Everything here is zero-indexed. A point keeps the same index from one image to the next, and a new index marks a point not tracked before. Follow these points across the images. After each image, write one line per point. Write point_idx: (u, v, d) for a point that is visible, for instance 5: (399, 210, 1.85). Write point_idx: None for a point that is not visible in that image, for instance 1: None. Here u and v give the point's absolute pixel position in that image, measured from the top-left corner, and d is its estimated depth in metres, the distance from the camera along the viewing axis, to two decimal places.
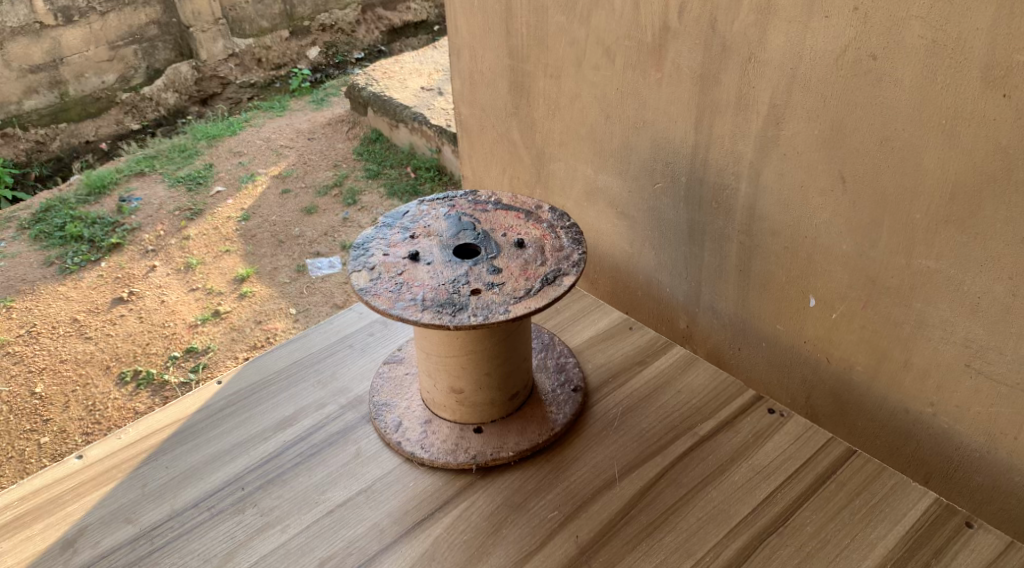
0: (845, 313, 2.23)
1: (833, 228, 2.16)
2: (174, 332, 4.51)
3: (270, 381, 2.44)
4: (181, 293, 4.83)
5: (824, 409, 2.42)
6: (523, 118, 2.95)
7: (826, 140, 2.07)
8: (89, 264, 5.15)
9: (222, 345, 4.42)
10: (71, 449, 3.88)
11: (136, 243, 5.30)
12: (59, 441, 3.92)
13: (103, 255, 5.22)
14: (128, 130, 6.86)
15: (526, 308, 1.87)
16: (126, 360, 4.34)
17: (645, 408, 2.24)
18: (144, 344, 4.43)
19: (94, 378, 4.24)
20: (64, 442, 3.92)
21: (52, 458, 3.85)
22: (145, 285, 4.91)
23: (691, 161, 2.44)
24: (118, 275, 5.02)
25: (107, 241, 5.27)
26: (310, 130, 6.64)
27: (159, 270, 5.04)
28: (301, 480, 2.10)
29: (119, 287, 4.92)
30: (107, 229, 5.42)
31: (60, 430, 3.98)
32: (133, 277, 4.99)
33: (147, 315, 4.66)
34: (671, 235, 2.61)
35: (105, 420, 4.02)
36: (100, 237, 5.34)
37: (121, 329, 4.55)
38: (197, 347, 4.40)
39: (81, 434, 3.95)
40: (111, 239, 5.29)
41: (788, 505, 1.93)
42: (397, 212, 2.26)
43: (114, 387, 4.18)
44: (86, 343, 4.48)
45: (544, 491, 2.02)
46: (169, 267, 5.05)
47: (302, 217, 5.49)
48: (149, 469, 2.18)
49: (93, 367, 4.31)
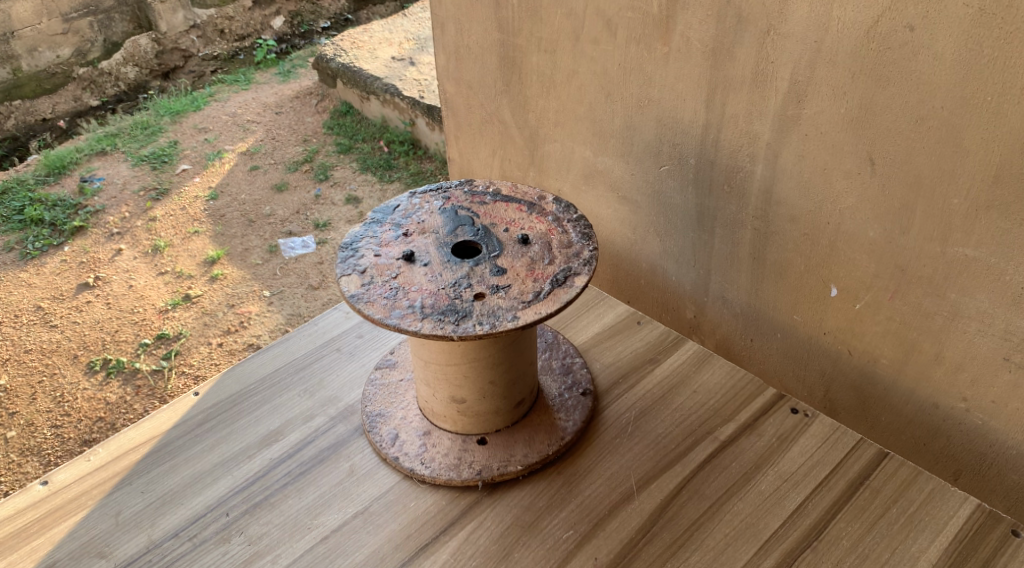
0: (870, 303, 2.09)
1: (858, 213, 2.01)
2: (143, 318, 4.27)
3: (253, 392, 2.24)
4: (150, 277, 4.58)
5: (844, 403, 2.29)
6: (515, 96, 2.75)
7: (854, 120, 1.91)
8: (52, 249, 4.88)
9: (195, 330, 4.20)
10: (40, 443, 3.65)
11: (100, 225, 5.02)
12: (27, 435, 3.70)
13: (66, 239, 4.94)
14: (87, 107, 6.52)
15: (536, 315, 1.71)
16: (95, 348, 4.10)
17: (659, 411, 2.08)
18: (113, 332, 4.19)
19: (62, 367, 4.01)
20: (32, 435, 3.70)
21: (21, 452, 3.63)
22: (111, 269, 4.65)
23: (701, 142, 2.26)
24: (83, 260, 4.75)
25: (70, 225, 4.99)
26: (278, 104, 6.34)
27: (125, 253, 4.78)
28: (291, 503, 1.93)
29: (84, 272, 4.66)
30: (69, 211, 5.13)
31: (28, 423, 3.75)
32: (99, 261, 4.73)
33: (115, 301, 4.41)
34: (678, 220, 2.45)
35: (74, 411, 3.79)
36: (62, 220, 5.05)
37: (88, 317, 4.31)
38: (168, 332, 4.17)
39: (50, 427, 3.73)
40: (74, 222, 5.01)
41: (820, 516, 1.80)
42: (387, 205, 2.06)
43: (83, 376, 3.95)
44: (51, 331, 4.24)
45: (557, 508, 1.87)
46: (136, 251, 4.79)
47: (273, 194, 5.23)
48: (123, 494, 1.99)
49: (59, 356, 4.08)
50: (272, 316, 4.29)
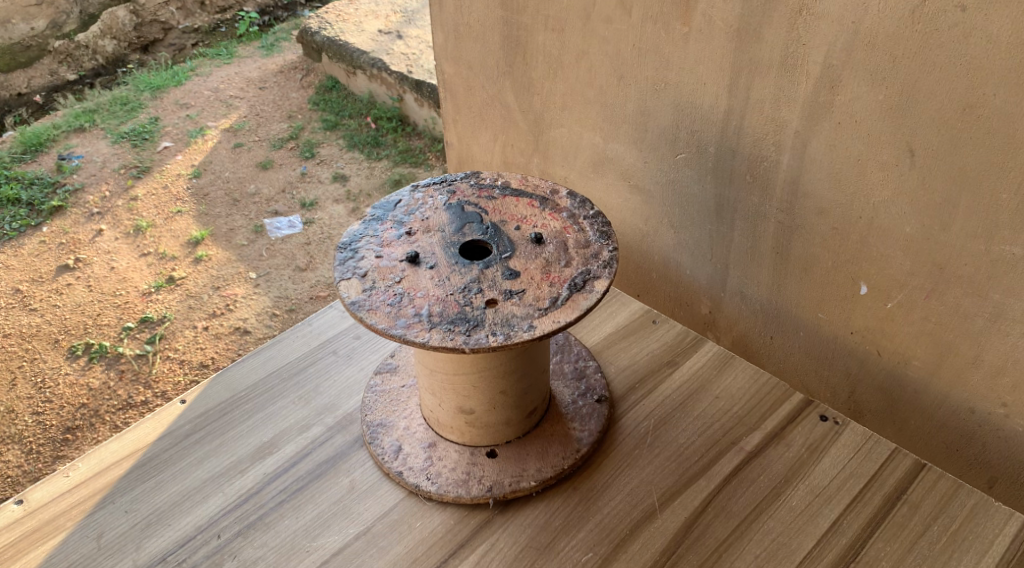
0: (903, 302, 1.97)
1: (894, 207, 1.88)
2: (126, 301, 4.09)
3: (244, 399, 2.09)
4: (132, 258, 4.39)
5: (870, 405, 2.17)
6: (518, 78, 2.58)
7: (894, 107, 1.77)
8: (30, 229, 4.67)
9: (179, 313, 4.01)
10: (20, 431, 3.48)
11: (80, 204, 4.81)
12: (7, 422, 3.52)
13: (44, 219, 4.73)
14: (64, 81, 6.27)
15: (554, 324, 1.57)
16: (76, 332, 3.93)
17: (680, 420, 1.95)
18: (95, 315, 4.01)
19: (42, 352, 3.83)
20: (12, 422, 3.52)
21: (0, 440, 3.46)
22: (92, 250, 4.46)
23: (722, 129, 2.11)
24: (62, 241, 4.55)
25: (48, 204, 4.78)
26: (261, 79, 6.09)
27: (106, 234, 4.58)
28: (287, 523, 1.79)
29: (64, 253, 4.46)
30: (47, 190, 4.91)
31: (7, 410, 3.58)
32: (79, 242, 4.53)
33: (96, 283, 4.22)
34: (695, 211, 2.30)
35: (56, 398, 3.61)
36: (40, 200, 4.83)
37: (69, 300, 4.13)
38: (152, 316, 3.98)
39: (31, 414, 3.55)
40: (52, 201, 4.80)
41: (857, 535, 1.69)
42: (387, 200, 1.90)
43: (64, 361, 3.77)
44: (30, 315, 4.06)
45: (575, 527, 1.74)
46: (117, 231, 4.58)
47: (258, 172, 5.03)
48: (104, 515, 1.84)
49: (39, 341, 3.90)
50: (259, 298, 4.11)
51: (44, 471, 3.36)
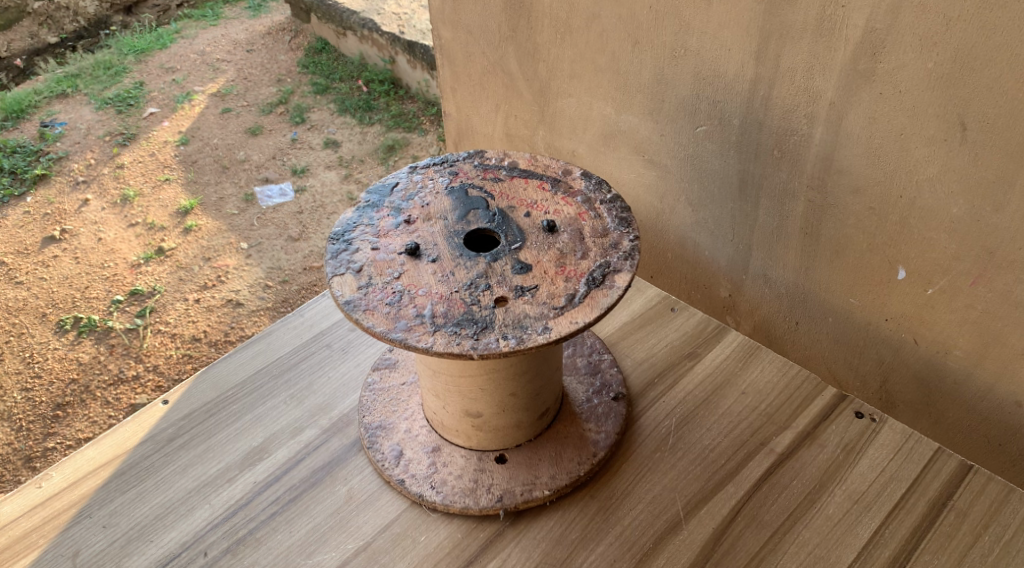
0: (945, 289, 1.81)
1: (940, 186, 1.71)
2: (114, 273, 3.89)
3: (231, 400, 1.94)
4: (120, 229, 4.18)
5: (904, 396, 2.02)
6: (522, 43, 2.38)
7: (945, 76, 1.59)
8: (14, 199, 4.46)
9: (170, 286, 3.82)
10: (9, 408, 3.31)
11: (64, 173, 4.59)
12: None
13: (28, 189, 4.52)
14: (45, 44, 5.98)
15: (572, 325, 1.40)
16: (65, 305, 3.74)
17: (703, 419, 1.81)
18: (83, 288, 3.82)
19: (30, 327, 3.66)
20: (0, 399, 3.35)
21: None
22: (78, 221, 4.25)
23: (748, 101, 1.93)
24: (47, 211, 4.34)
25: (31, 173, 4.56)
26: (248, 41, 5.82)
27: (92, 204, 4.36)
28: (280, 539, 1.65)
29: (49, 224, 4.25)
30: (30, 158, 4.69)
31: None
32: (64, 213, 4.32)
33: (83, 255, 4.02)
34: (716, 189, 2.12)
35: (46, 373, 3.43)
36: (23, 168, 4.61)
37: (56, 272, 3.94)
38: (141, 288, 3.78)
39: (20, 390, 3.38)
40: (36, 170, 4.58)
41: (901, 547, 1.56)
42: (383, 184, 1.73)
43: (53, 336, 3.59)
44: (16, 289, 3.87)
45: (594, 540, 1.60)
46: (103, 201, 4.37)
47: (247, 139, 4.80)
48: (81, 531, 1.69)
49: (27, 315, 3.72)
50: (251, 269, 3.91)
51: (35, 450, 3.20)
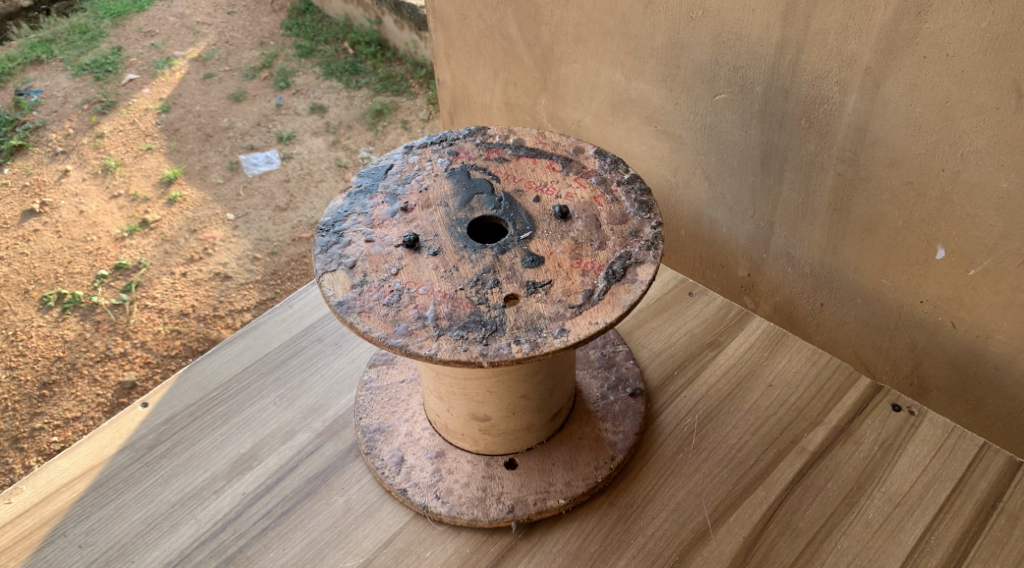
0: (990, 270, 1.66)
1: (990, 158, 1.55)
2: (98, 247, 3.70)
3: (216, 402, 1.79)
4: (102, 201, 3.97)
5: (938, 382, 1.88)
6: (522, 4, 2.19)
7: (1001, 37, 1.43)
8: None
9: (156, 259, 3.63)
10: None
11: (42, 143, 4.37)
12: None
13: (4, 160, 4.29)
14: (16, 7, 5.55)
15: (592, 326, 1.25)
16: (47, 281, 3.55)
17: (728, 416, 1.67)
18: (65, 263, 3.63)
19: (12, 304, 3.47)
20: None
21: None
22: (58, 193, 4.04)
23: (773, 66, 1.76)
24: (25, 184, 4.12)
25: (7, 143, 4.33)
26: (229, 2, 5.54)
27: (72, 175, 4.15)
28: (272, 557, 1.51)
29: (28, 196, 4.04)
30: (5, 129, 4.46)
31: None
32: (43, 185, 4.10)
33: (65, 229, 3.82)
34: (736, 163, 1.96)
35: (30, 351, 3.25)
36: None
37: (37, 247, 3.74)
38: (126, 263, 3.59)
39: (4, 368, 3.20)
40: (12, 140, 4.35)
41: (948, 555, 1.44)
42: (376, 165, 1.56)
43: (36, 313, 3.41)
44: None
45: (615, 552, 1.47)
46: (83, 172, 4.16)
47: (230, 105, 4.57)
48: (55, 552, 1.55)
49: (8, 292, 3.53)
50: (239, 241, 3.71)
51: (21, 430, 3.02)
